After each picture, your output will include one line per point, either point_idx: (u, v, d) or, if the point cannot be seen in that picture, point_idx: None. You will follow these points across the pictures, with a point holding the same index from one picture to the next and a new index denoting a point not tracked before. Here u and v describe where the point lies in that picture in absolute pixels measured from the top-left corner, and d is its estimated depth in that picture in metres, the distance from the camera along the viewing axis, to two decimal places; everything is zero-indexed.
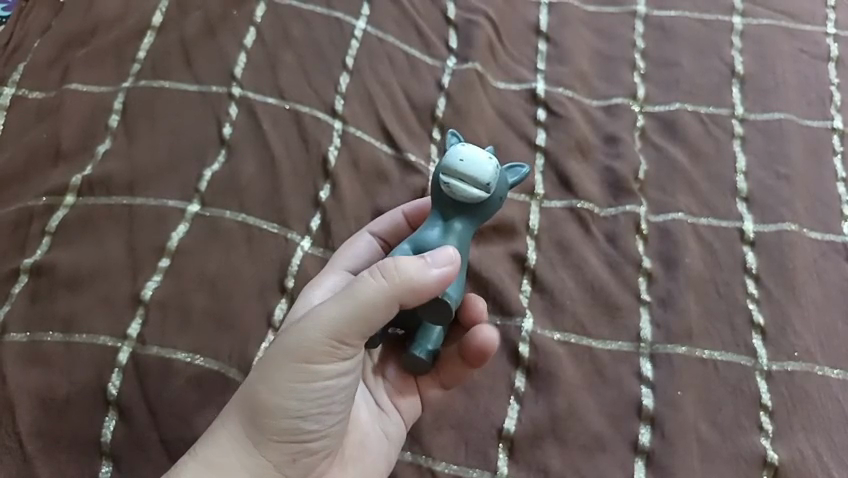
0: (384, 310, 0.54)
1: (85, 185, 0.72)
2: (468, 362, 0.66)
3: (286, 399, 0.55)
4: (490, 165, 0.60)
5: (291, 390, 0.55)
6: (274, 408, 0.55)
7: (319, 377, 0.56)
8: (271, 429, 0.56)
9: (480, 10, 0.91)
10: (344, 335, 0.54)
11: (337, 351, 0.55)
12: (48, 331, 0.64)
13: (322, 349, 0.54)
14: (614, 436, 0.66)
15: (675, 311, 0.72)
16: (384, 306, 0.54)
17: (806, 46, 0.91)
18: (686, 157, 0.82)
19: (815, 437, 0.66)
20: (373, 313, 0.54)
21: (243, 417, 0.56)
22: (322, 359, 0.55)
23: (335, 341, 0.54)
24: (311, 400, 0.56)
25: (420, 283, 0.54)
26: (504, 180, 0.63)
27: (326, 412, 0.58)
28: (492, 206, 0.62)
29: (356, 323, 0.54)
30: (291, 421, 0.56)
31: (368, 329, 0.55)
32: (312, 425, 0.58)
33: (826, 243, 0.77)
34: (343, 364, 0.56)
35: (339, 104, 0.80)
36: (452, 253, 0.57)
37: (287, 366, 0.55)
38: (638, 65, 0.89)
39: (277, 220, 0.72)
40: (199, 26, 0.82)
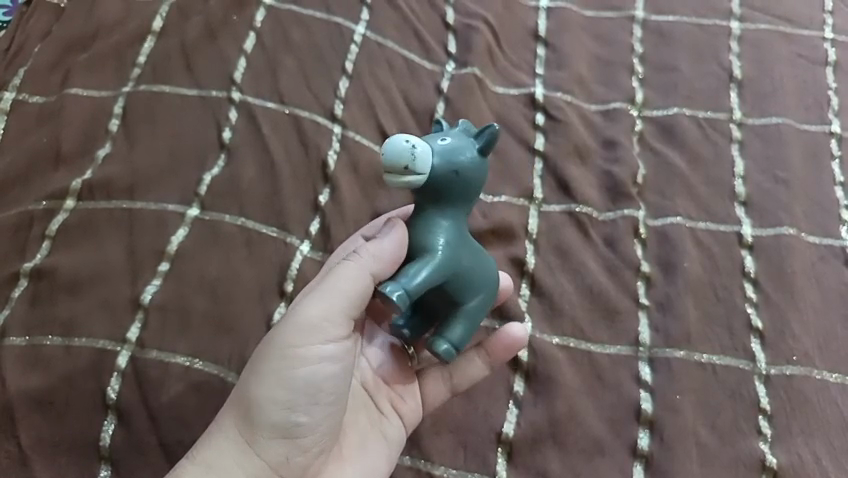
0: (356, 286, 0.57)
1: (85, 189, 0.72)
2: (491, 358, 0.67)
3: (273, 387, 0.56)
4: (415, 143, 0.54)
5: (279, 377, 0.56)
6: (263, 399, 0.56)
7: (304, 361, 0.57)
8: (261, 423, 0.57)
9: (479, 15, 0.91)
10: (322, 314, 0.57)
11: (315, 331, 0.57)
12: (48, 335, 0.65)
13: (301, 329, 0.57)
14: (613, 441, 0.66)
15: (673, 315, 0.72)
16: (352, 278, 0.57)
17: (803, 51, 0.92)
18: (685, 161, 0.83)
19: (814, 441, 0.66)
20: (345, 289, 0.57)
21: (236, 415, 0.57)
22: (303, 341, 0.57)
23: (314, 320, 0.57)
24: (299, 388, 0.57)
25: (380, 253, 0.57)
26: (454, 152, 0.57)
27: (316, 403, 0.58)
28: (449, 184, 0.57)
29: (330, 301, 0.57)
30: (282, 412, 0.57)
31: (345, 309, 0.58)
32: (303, 417, 0.58)
33: (824, 247, 0.77)
34: (328, 349, 0.58)
35: (339, 108, 0.80)
36: (401, 225, 0.58)
37: (271, 353, 0.57)
38: (637, 70, 0.90)
39: (276, 224, 0.73)
40: (199, 30, 0.82)
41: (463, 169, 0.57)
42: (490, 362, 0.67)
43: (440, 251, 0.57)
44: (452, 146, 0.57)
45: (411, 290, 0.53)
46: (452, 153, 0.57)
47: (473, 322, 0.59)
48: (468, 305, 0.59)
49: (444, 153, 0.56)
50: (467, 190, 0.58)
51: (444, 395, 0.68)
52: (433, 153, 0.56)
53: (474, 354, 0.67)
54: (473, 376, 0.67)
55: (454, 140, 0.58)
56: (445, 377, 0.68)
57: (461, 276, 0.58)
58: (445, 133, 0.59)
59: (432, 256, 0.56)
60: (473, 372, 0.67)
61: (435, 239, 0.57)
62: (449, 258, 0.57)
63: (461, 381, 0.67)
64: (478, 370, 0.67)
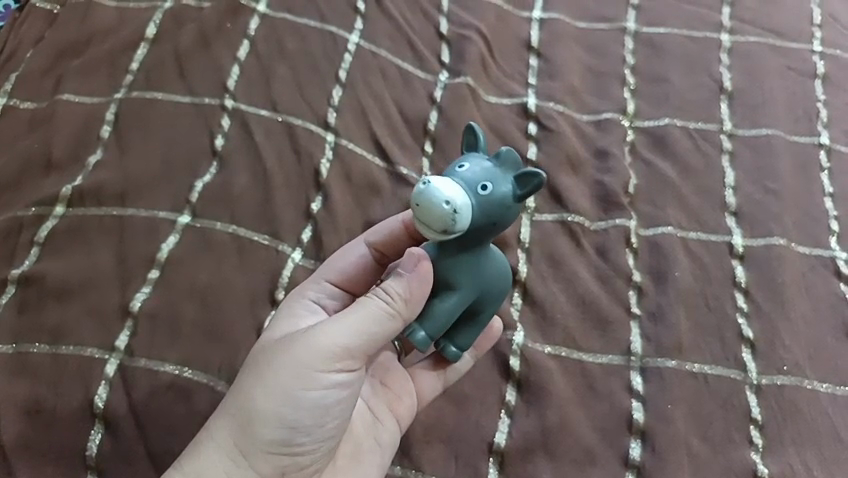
0: (381, 325, 0.56)
1: (75, 196, 0.71)
2: (478, 351, 0.68)
3: (279, 405, 0.55)
4: (456, 205, 0.52)
5: (287, 397, 0.55)
6: (267, 416, 0.55)
7: (316, 385, 0.56)
8: (260, 437, 0.56)
9: (473, 25, 0.92)
10: (342, 342, 0.55)
11: (334, 361, 0.55)
12: (36, 342, 0.64)
13: (320, 355, 0.55)
14: (605, 450, 0.66)
15: (665, 325, 0.72)
16: (380, 316, 0.55)
17: (793, 63, 0.93)
18: (676, 172, 0.83)
19: (804, 451, 0.66)
20: (371, 327, 0.55)
21: (233, 424, 0.56)
22: (320, 366, 0.55)
23: (335, 350, 0.55)
24: (306, 409, 0.56)
25: (411, 295, 0.56)
26: (494, 203, 0.54)
27: (320, 425, 0.57)
28: (484, 232, 0.55)
29: (354, 333, 0.55)
30: (283, 430, 0.56)
31: (367, 344, 0.56)
32: (304, 437, 0.57)
33: (814, 257, 0.77)
34: (342, 377, 0.57)
35: (332, 117, 0.80)
36: (427, 264, 0.56)
37: (283, 369, 0.55)
38: (628, 81, 0.90)
39: (268, 231, 0.72)
40: (193, 38, 0.82)
41: (502, 218, 0.55)
42: (477, 353, 0.68)
43: (465, 287, 0.58)
44: (494, 196, 0.54)
45: (432, 331, 0.57)
46: (493, 204, 0.54)
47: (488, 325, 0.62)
48: (488, 316, 0.61)
49: (482, 204, 0.54)
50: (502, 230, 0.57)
51: (437, 391, 0.68)
52: (472, 206, 0.53)
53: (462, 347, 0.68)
54: (462, 369, 0.68)
55: (494, 183, 0.54)
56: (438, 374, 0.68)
57: (484, 298, 0.59)
58: (486, 171, 0.55)
59: (455, 294, 0.58)
60: (463, 365, 0.68)
61: (462, 278, 0.57)
62: (472, 290, 0.58)
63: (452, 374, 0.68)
64: (465, 363, 0.68)
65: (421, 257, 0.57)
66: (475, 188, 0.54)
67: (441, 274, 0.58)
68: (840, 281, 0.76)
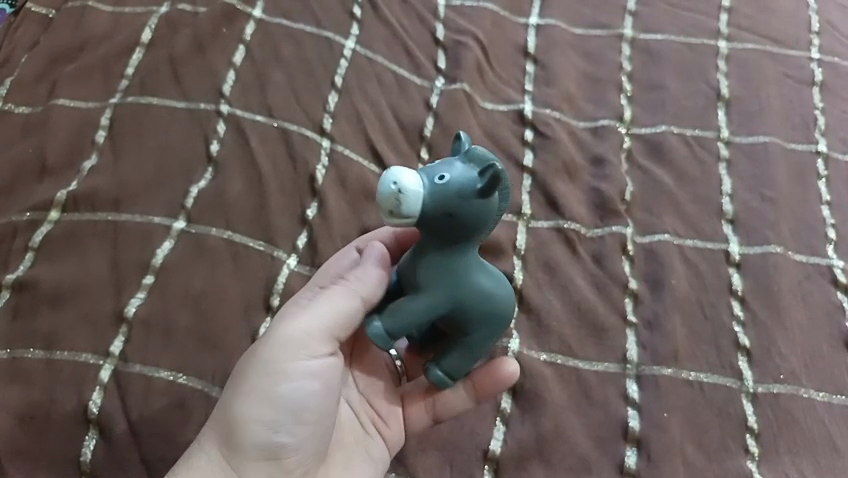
0: (345, 308, 0.57)
1: (70, 201, 0.71)
2: (477, 392, 0.65)
3: (257, 403, 0.56)
4: (403, 186, 0.51)
5: (263, 395, 0.56)
6: (246, 418, 0.56)
7: (289, 377, 0.57)
8: (244, 440, 0.56)
9: (470, 32, 0.91)
10: (305, 332, 0.57)
11: (302, 348, 0.57)
12: (30, 348, 0.64)
13: (289, 345, 0.57)
14: (601, 458, 0.65)
15: (661, 333, 0.72)
16: (339, 299, 0.57)
17: (791, 70, 0.92)
18: (673, 179, 0.83)
19: (800, 460, 0.66)
20: (333, 312, 0.57)
21: (216, 429, 0.56)
22: (290, 356, 0.57)
23: (303, 338, 0.57)
24: (283, 406, 0.57)
25: (366, 276, 0.58)
26: (451, 193, 0.52)
27: (302, 422, 0.58)
28: (444, 225, 0.53)
29: (317, 320, 0.57)
30: (265, 431, 0.56)
31: (333, 328, 0.58)
32: (287, 437, 0.57)
33: (811, 265, 0.77)
34: (313, 367, 0.58)
35: (327, 123, 0.80)
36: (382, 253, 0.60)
37: (256, 369, 0.56)
38: (626, 88, 0.90)
39: (263, 238, 0.72)
40: (188, 43, 0.82)
41: (461, 213, 0.53)
42: (476, 394, 0.65)
43: (436, 290, 0.55)
44: (450, 186, 0.52)
45: (391, 329, 0.55)
46: (448, 192, 0.52)
47: (481, 349, 0.59)
48: (472, 337, 0.57)
49: (437, 192, 0.52)
50: (467, 229, 0.54)
51: (426, 422, 0.67)
52: (426, 193, 0.52)
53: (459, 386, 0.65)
54: (456, 406, 0.66)
55: (454, 175, 0.53)
56: (428, 404, 0.67)
57: (462, 312, 0.56)
58: (449, 165, 0.54)
59: (424, 295, 0.55)
60: (456, 404, 0.66)
61: (433, 280, 0.55)
62: (446, 296, 0.55)
63: (442, 410, 0.66)
64: (460, 401, 0.66)
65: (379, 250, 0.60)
66: (432, 177, 0.53)
67: (415, 273, 0.56)
68: (837, 290, 0.76)
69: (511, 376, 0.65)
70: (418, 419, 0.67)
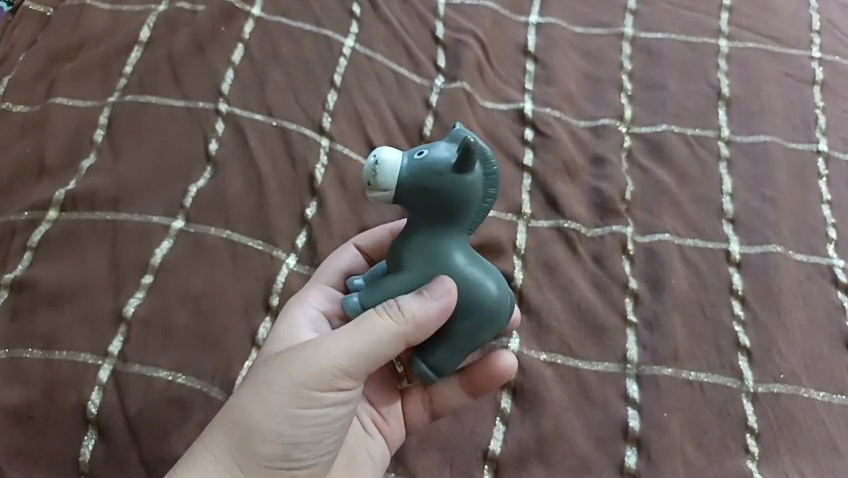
0: (390, 348, 0.54)
1: (68, 200, 0.71)
2: (473, 388, 0.65)
3: (279, 423, 0.55)
4: (379, 160, 0.53)
5: (287, 415, 0.55)
6: (266, 432, 0.55)
7: (316, 404, 0.55)
8: (260, 456, 0.55)
9: (469, 30, 0.91)
10: (342, 364, 0.54)
11: (336, 381, 0.55)
12: (28, 348, 0.63)
13: (324, 375, 0.54)
14: (601, 458, 0.65)
15: (661, 333, 0.71)
16: (386, 341, 0.54)
17: (791, 70, 0.92)
18: (674, 179, 0.83)
19: (800, 460, 0.66)
20: (379, 350, 0.54)
21: (231, 441, 0.55)
22: (321, 387, 0.55)
23: (339, 369, 0.54)
24: (306, 427, 0.56)
25: (422, 326, 0.53)
26: (426, 167, 0.53)
27: (318, 442, 0.57)
28: (421, 201, 0.54)
29: (357, 354, 0.54)
30: (283, 447, 0.55)
31: (372, 363, 0.55)
32: (303, 453, 0.57)
33: (812, 265, 0.77)
34: (343, 396, 0.56)
35: (327, 122, 0.80)
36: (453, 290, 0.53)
37: (283, 390, 0.54)
38: (626, 87, 0.90)
39: (262, 237, 0.72)
40: (187, 42, 0.81)
41: (435, 187, 0.53)
42: (473, 390, 0.65)
43: (412, 267, 0.55)
44: (427, 159, 0.53)
45: (364, 302, 0.56)
46: (423, 166, 0.53)
47: (469, 340, 0.56)
48: (455, 328, 0.55)
49: (414, 166, 0.53)
50: (445, 204, 0.54)
51: (424, 420, 0.67)
52: (404, 168, 0.53)
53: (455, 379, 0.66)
54: (453, 402, 0.66)
55: (433, 152, 0.54)
56: (425, 401, 0.67)
57: None
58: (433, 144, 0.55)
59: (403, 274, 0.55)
60: (452, 398, 0.66)
61: (410, 258, 0.55)
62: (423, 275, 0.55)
63: (439, 404, 0.67)
64: (457, 397, 0.66)
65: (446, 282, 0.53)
66: (413, 153, 0.54)
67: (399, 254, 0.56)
68: (837, 290, 0.76)
69: (509, 373, 0.65)
70: (417, 417, 0.67)
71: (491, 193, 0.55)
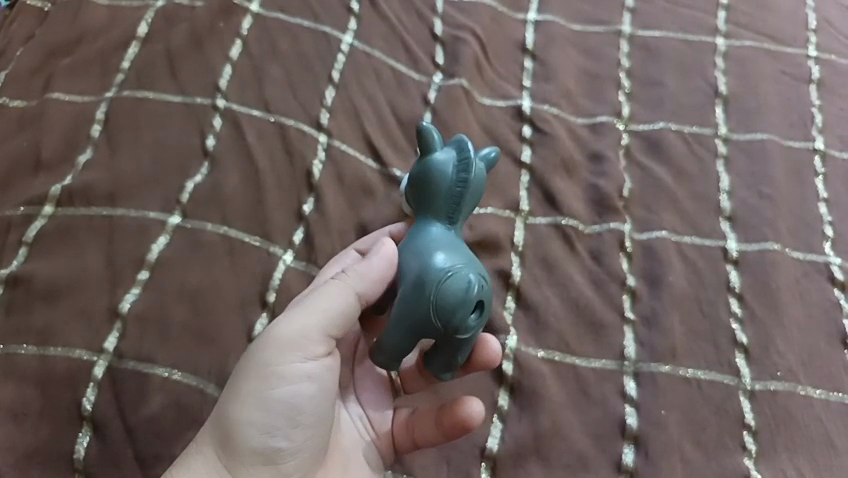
0: (345, 308, 0.57)
1: (64, 196, 0.70)
2: (442, 426, 0.62)
3: (250, 409, 0.55)
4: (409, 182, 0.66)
5: (257, 400, 0.55)
6: (239, 422, 0.55)
7: (281, 381, 0.55)
8: (243, 447, 0.55)
9: (468, 27, 0.91)
10: (298, 332, 0.56)
11: (295, 352, 0.56)
12: (23, 343, 0.63)
13: (281, 347, 0.55)
14: (598, 456, 0.65)
15: (659, 330, 0.71)
16: (337, 297, 0.57)
17: (788, 68, 0.92)
18: (671, 176, 0.83)
19: (797, 458, 0.66)
20: (332, 309, 0.57)
21: (214, 436, 0.56)
22: (281, 359, 0.55)
23: (295, 337, 0.56)
24: (278, 410, 0.55)
25: (367, 275, 0.58)
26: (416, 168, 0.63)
27: (298, 427, 0.56)
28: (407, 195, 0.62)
29: (312, 319, 0.56)
30: (260, 437, 0.55)
31: (334, 327, 0.57)
32: (283, 442, 0.56)
33: (809, 263, 0.77)
34: (308, 368, 0.56)
35: (325, 118, 0.79)
36: (391, 246, 0.58)
37: (249, 373, 0.55)
38: (623, 84, 0.90)
39: (260, 234, 0.72)
40: (185, 38, 0.81)
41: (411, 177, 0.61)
42: (444, 430, 0.62)
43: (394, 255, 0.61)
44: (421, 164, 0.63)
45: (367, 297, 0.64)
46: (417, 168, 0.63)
47: (414, 305, 0.56)
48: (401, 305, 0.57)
49: None
50: (411, 188, 0.61)
51: (407, 446, 0.65)
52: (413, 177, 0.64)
53: (434, 416, 0.63)
54: (430, 438, 0.63)
55: None
56: (410, 426, 0.65)
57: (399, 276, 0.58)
58: None
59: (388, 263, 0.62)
60: (429, 434, 0.63)
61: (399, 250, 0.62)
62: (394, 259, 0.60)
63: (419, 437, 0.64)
64: (433, 434, 0.63)
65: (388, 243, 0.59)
66: None
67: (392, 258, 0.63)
68: (834, 287, 0.76)
69: (474, 420, 0.61)
70: (404, 443, 0.65)
71: (462, 177, 0.59)
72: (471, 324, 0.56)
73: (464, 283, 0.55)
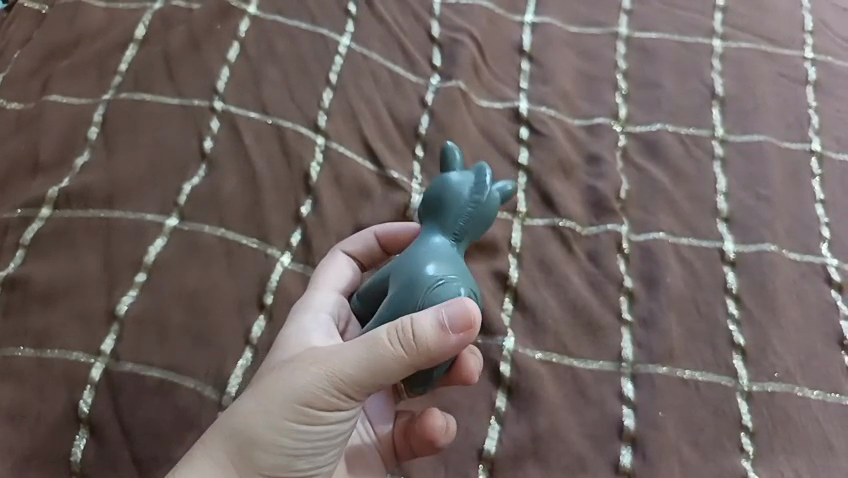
0: (400, 373, 0.54)
1: (62, 198, 0.70)
2: (419, 440, 0.63)
3: (284, 436, 0.54)
4: None
5: (292, 429, 0.54)
6: (269, 444, 0.54)
7: (324, 423, 0.55)
8: (266, 467, 0.54)
9: (465, 29, 0.91)
10: (349, 379, 0.53)
11: (342, 399, 0.54)
12: (20, 346, 0.63)
13: (332, 394, 0.54)
14: (596, 458, 0.65)
15: (656, 331, 0.71)
16: (400, 365, 0.53)
17: (785, 70, 0.93)
18: (668, 177, 0.83)
19: (795, 459, 0.66)
20: (389, 373, 0.54)
21: (237, 451, 0.54)
22: (327, 402, 0.54)
23: (346, 387, 0.54)
24: (307, 442, 0.55)
25: (440, 354, 0.54)
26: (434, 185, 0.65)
27: (317, 458, 0.56)
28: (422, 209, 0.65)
29: (366, 370, 0.53)
30: (283, 461, 0.54)
31: (379, 385, 0.55)
32: (300, 469, 0.56)
33: (806, 264, 0.77)
34: (345, 414, 0.56)
35: (322, 120, 0.80)
36: (474, 319, 0.54)
37: (293, 403, 0.53)
38: (620, 86, 0.90)
39: (257, 236, 0.72)
40: (182, 40, 0.81)
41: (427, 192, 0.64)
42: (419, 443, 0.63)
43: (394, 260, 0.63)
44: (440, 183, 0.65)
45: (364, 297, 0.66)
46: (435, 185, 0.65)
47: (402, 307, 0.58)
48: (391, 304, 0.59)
49: None
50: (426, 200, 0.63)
51: (402, 450, 0.65)
52: None
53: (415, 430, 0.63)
54: (418, 446, 0.63)
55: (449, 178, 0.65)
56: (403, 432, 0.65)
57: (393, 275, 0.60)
58: None
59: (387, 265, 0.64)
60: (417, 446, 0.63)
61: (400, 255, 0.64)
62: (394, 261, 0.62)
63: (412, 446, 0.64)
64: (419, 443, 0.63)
65: (471, 312, 0.54)
66: None
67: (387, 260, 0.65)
68: (831, 288, 0.76)
69: (437, 434, 0.62)
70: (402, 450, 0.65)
71: (475, 198, 0.61)
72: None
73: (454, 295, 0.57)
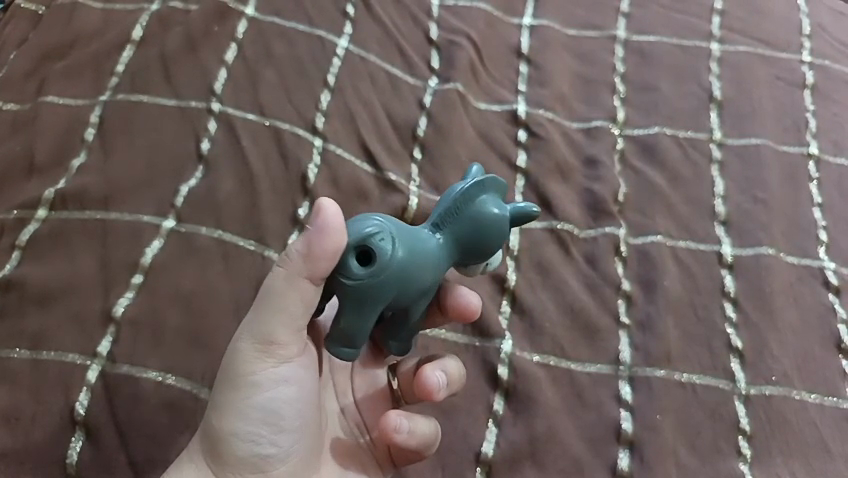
0: (297, 295, 0.49)
1: (58, 200, 0.70)
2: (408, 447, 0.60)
3: (231, 419, 0.54)
4: None
5: (234, 410, 0.53)
6: (224, 434, 0.54)
7: (257, 389, 0.53)
8: (232, 458, 0.54)
9: (463, 31, 0.91)
10: (257, 336, 0.51)
11: (263, 357, 0.52)
12: (15, 348, 0.63)
13: (247, 357, 0.52)
14: (593, 461, 0.65)
15: (653, 334, 0.71)
16: (288, 287, 0.49)
17: (782, 73, 0.93)
18: (665, 180, 0.83)
19: (792, 462, 0.66)
20: (284, 304, 0.49)
21: (205, 449, 0.55)
22: (250, 368, 0.52)
23: (257, 346, 0.51)
24: (258, 417, 0.54)
25: (309, 254, 0.47)
26: None
27: (282, 429, 0.55)
28: None
29: (267, 317, 0.50)
30: (246, 446, 0.54)
31: (295, 323, 0.51)
32: (270, 447, 0.55)
33: (803, 267, 0.77)
34: (281, 371, 0.53)
35: (320, 121, 0.79)
36: (329, 212, 0.46)
37: (225, 385, 0.53)
38: (618, 89, 0.90)
39: (254, 237, 0.71)
40: (180, 41, 0.81)
41: None
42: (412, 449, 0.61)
43: None
44: None
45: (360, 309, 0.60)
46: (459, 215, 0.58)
47: None
48: None
49: None
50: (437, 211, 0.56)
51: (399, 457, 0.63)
52: None
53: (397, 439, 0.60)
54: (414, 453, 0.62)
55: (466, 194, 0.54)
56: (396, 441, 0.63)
57: None
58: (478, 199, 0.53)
59: None
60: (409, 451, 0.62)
61: None
62: None
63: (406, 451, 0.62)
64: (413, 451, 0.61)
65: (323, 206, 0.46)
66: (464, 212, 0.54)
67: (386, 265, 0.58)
68: (828, 292, 0.76)
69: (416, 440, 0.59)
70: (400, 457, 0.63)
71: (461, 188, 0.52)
72: (353, 272, 0.47)
73: (366, 225, 0.48)
